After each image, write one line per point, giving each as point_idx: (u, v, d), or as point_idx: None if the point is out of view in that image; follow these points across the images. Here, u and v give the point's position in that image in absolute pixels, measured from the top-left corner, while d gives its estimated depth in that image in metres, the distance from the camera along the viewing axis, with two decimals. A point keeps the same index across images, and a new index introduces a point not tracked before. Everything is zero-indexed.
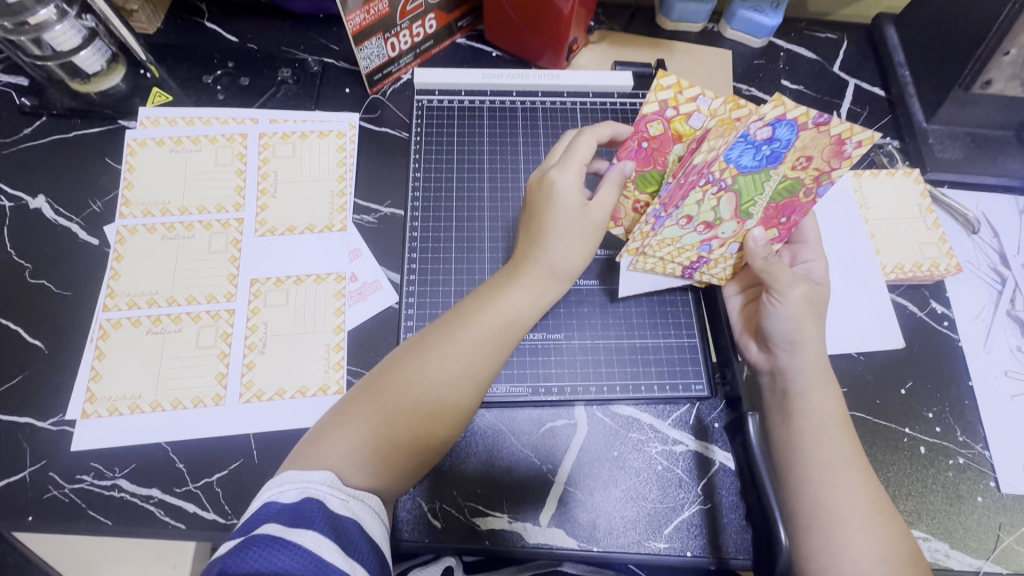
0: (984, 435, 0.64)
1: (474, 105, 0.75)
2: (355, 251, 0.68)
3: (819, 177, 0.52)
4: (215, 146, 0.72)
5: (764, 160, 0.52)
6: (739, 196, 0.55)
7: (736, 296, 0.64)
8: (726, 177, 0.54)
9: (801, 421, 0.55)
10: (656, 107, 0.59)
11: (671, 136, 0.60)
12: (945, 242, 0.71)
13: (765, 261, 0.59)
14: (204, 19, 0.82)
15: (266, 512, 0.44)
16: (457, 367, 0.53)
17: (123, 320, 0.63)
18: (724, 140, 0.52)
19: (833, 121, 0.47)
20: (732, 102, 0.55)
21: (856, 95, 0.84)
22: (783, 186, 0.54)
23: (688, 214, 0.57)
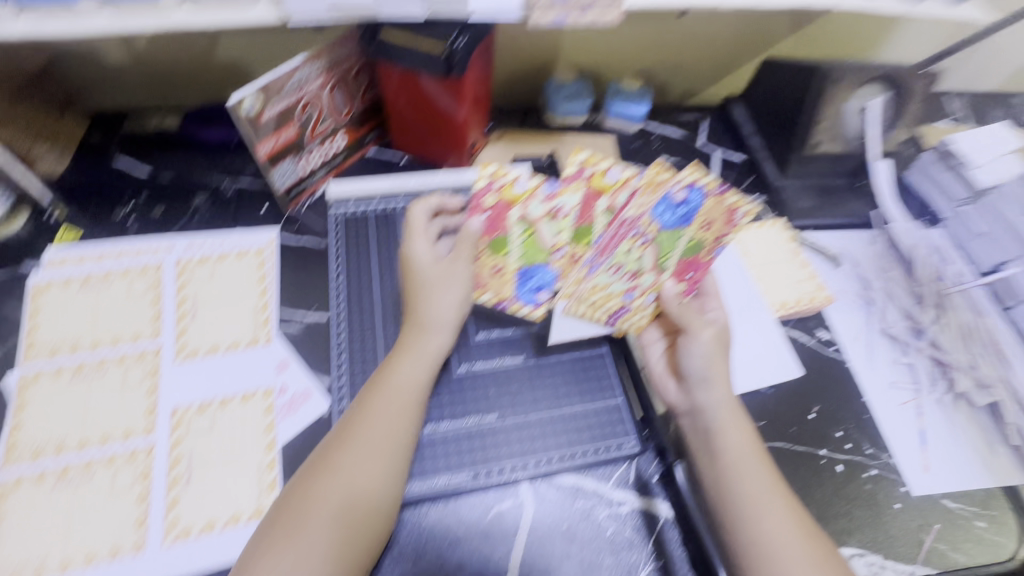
0: (886, 444, 0.71)
1: (388, 208, 0.80)
2: (282, 363, 0.68)
3: (719, 240, 0.66)
4: (128, 278, 0.72)
5: (679, 219, 0.66)
6: (659, 249, 0.67)
7: (661, 341, 0.68)
8: (650, 231, 0.66)
9: (726, 457, 0.58)
10: (485, 182, 0.69)
11: (593, 193, 0.70)
12: (815, 277, 0.82)
13: (682, 309, 0.66)
14: (114, 156, 0.84)
15: None
16: (369, 452, 0.54)
17: (27, 477, 0.59)
18: (649, 199, 0.66)
19: (727, 194, 0.65)
20: (658, 171, 0.67)
21: (721, 163, 0.98)
22: (691, 246, 0.67)
23: (617, 262, 0.67)
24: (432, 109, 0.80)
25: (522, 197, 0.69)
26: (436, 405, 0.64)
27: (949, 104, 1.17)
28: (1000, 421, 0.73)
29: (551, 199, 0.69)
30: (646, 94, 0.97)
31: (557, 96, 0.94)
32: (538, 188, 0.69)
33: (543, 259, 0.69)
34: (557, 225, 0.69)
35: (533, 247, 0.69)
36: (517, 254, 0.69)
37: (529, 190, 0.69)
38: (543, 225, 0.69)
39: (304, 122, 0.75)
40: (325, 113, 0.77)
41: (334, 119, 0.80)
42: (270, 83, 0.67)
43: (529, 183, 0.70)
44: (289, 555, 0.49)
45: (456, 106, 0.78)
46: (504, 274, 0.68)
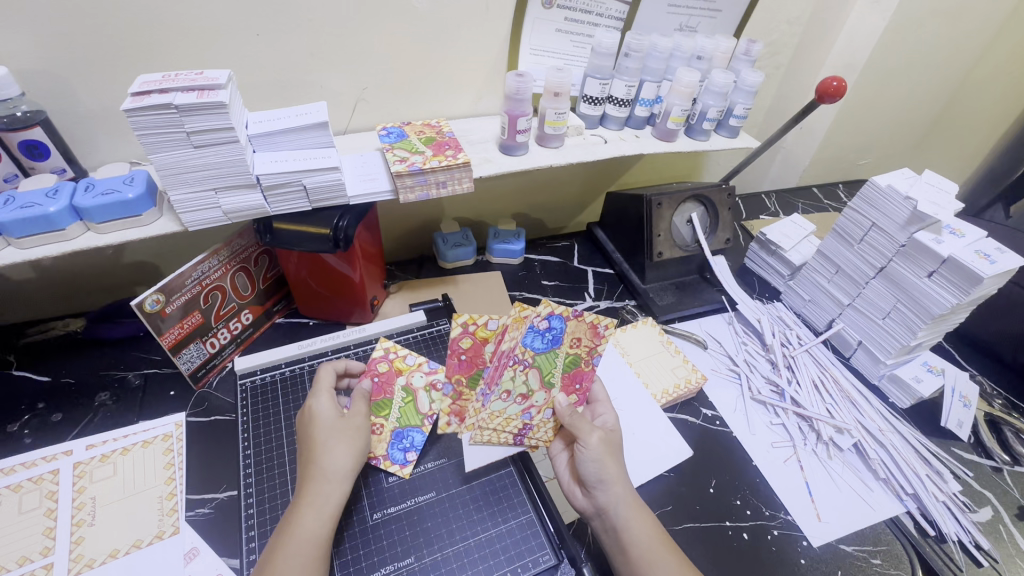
0: (781, 503, 0.78)
1: (295, 371, 0.85)
2: (190, 551, 0.66)
3: (591, 351, 0.74)
4: (18, 493, 0.70)
5: (550, 342, 0.72)
6: (541, 371, 0.72)
7: (564, 451, 0.74)
8: (527, 357, 0.72)
9: (636, 549, 0.61)
10: (382, 352, 0.83)
11: (479, 343, 0.81)
12: (687, 362, 0.94)
13: (574, 415, 0.70)
14: (12, 368, 0.85)
15: None
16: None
17: None
18: (519, 330, 0.73)
19: (585, 313, 0.72)
20: (522, 306, 0.74)
21: (595, 277, 1.14)
22: (569, 360, 0.74)
23: (506, 389, 0.73)
24: (328, 275, 0.90)
25: (409, 368, 0.82)
26: (350, 562, 0.63)
27: (764, 202, 1.46)
28: (865, 458, 0.84)
29: (433, 372, 0.82)
30: (520, 232, 1.15)
31: (445, 246, 1.09)
32: (423, 363, 0.83)
33: (417, 421, 0.77)
34: (434, 395, 0.80)
35: (410, 411, 0.78)
36: (395, 415, 0.77)
37: (416, 363, 0.83)
38: (422, 394, 0.80)
39: (208, 308, 0.82)
40: (229, 296, 0.85)
41: (238, 299, 0.87)
42: (171, 283, 0.74)
43: (417, 359, 0.83)
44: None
45: (349, 270, 0.89)
46: (381, 433, 0.74)
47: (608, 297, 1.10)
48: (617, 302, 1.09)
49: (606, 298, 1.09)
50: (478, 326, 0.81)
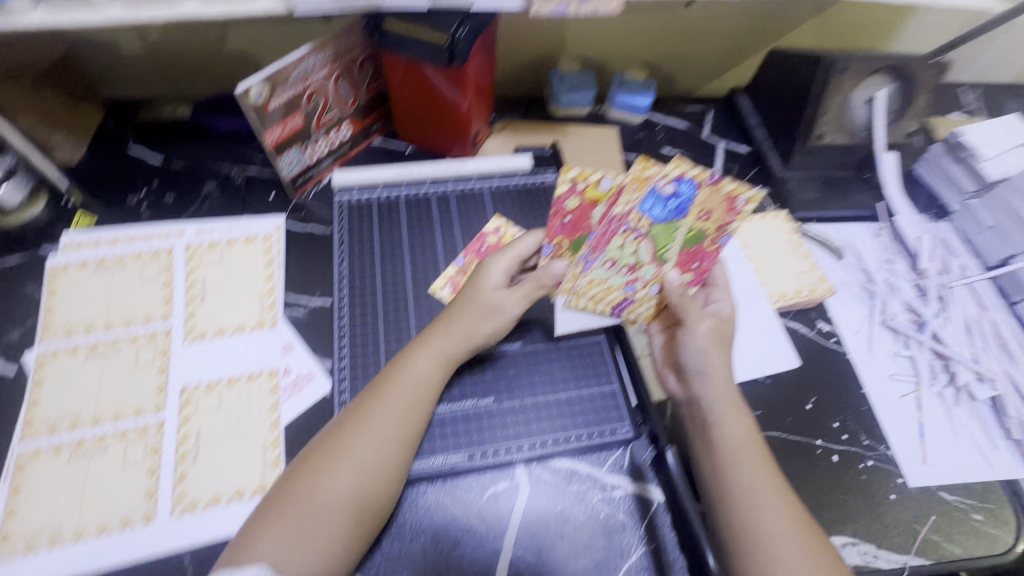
0: (884, 435, 0.71)
1: (391, 196, 0.81)
2: (287, 346, 0.70)
3: (720, 227, 0.60)
4: (140, 262, 0.74)
5: (672, 212, 0.58)
6: (655, 243, 0.61)
7: (660, 333, 0.70)
8: (642, 226, 0.60)
9: (724, 445, 0.57)
10: (493, 226, 0.80)
11: (588, 205, 0.61)
12: (817, 269, 0.81)
13: (682, 297, 0.65)
14: (129, 144, 0.87)
15: None
16: (372, 441, 0.55)
17: (42, 449, 0.61)
18: (638, 193, 0.58)
19: (723, 180, 0.56)
20: (645, 161, 0.57)
21: (725, 154, 0.98)
22: (691, 235, 0.61)
23: (612, 257, 0.64)
24: (435, 98, 0.80)
25: None
26: None
27: (961, 96, 1.15)
28: (1001, 413, 0.73)
29: None
30: (650, 85, 0.97)
31: (561, 86, 0.95)
32: None
33: None
34: None
35: None
36: None
37: None
38: None
39: (310, 112, 0.76)
40: (331, 103, 0.79)
41: (340, 109, 0.81)
42: (277, 73, 0.68)
43: (527, 238, 0.79)
44: (291, 527, 0.51)
45: (458, 96, 0.79)
46: None
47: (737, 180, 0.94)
48: None
49: None
50: (590, 184, 0.60)
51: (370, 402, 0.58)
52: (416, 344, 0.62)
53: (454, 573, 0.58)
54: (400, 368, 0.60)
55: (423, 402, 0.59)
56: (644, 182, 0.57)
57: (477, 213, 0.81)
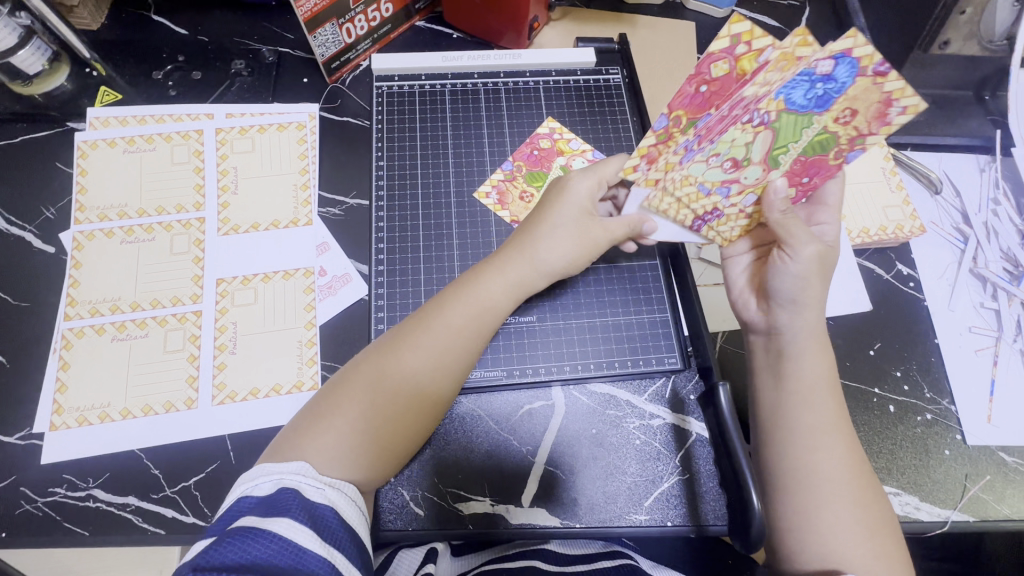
0: (949, 390, 0.66)
1: (435, 89, 0.73)
2: (322, 245, 0.67)
3: (856, 138, 0.50)
4: (170, 145, 0.70)
5: (813, 101, 0.46)
6: (776, 136, 0.50)
7: (747, 254, 0.62)
8: (771, 111, 0.48)
9: (794, 383, 0.54)
10: (546, 129, 0.71)
11: (734, 77, 0.49)
12: (908, 204, 0.72)
13: (785, 214, 0.55)
14: (151, 12, 0.79)
15: (242, 508, 0.44)
16: (428, 351, 0.55)
17: (86, 329, 0.62)
18: (782, 75, 0.45)
19: (891, 73, 0.44)
20: (807, 32, 0.44)
21: None
22: (818, 140, 0.51)
23: (719, 152, 0.51)
24: None
25: (572, 152, 0.70)
26: None
27: None
28: None
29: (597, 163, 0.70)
30: None
31: None
32: (589, 150, 0.71)
33: None
34: None
35: None
36: None
37: (580, 149, 0.71)
38: None
39: None
40: None
41: None
42: None
43: (583, 144, 0.71)
44: (342, 420, 0.51)
45: None
46: (530, 202, 0.68)
47: None
48: None
49: None
50: (751, 50, 0.47)
51: (430, 312, 0.57)
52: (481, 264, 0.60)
53: (486, 480, 0.59)
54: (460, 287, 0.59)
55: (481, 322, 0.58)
56: (795, 62, 0.45)
57: (529, 113, 0.72)
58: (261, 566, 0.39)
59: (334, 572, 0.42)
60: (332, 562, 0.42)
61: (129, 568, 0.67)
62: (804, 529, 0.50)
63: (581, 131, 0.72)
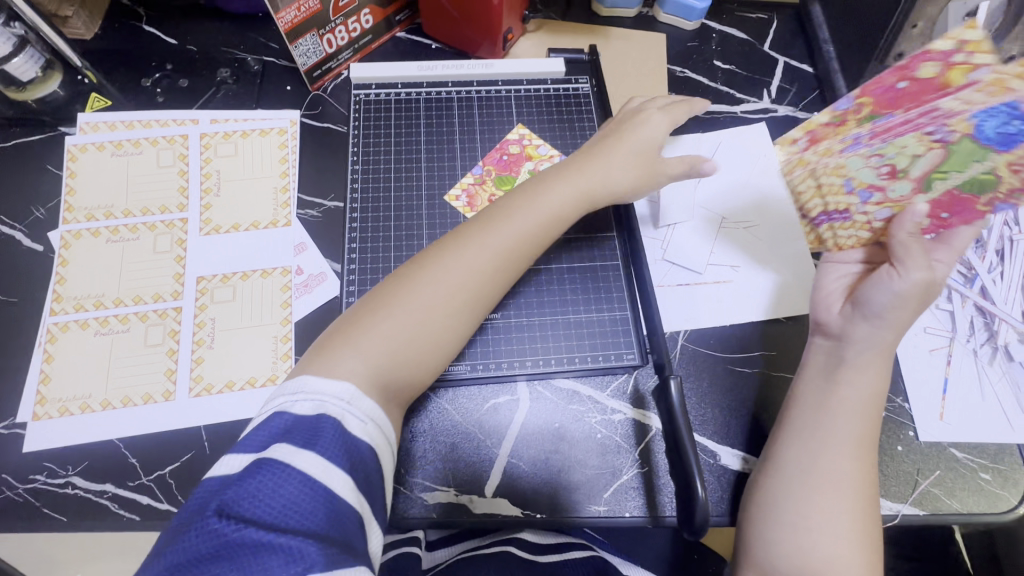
0: (903, 388, 0.68)
1: (410, 97, 0.76)
2: (300, 246, 0.70)
3: (1012, 192, 0.51)
4: (156, 149, 0.73)
5: (1000, 138, 0.47)
6: (945, 158, 0.51)
7: (859, 265, 0.62)
8: (954, 130, 0.48)
9: (846, 391, 0.57)
10: (516, 135, 0.74)
11: (935, 84, 0.48)
12: None
13: (912, 237, 0.56)
14: (142, 23, 0.82)
15: (279, 424, 0.44)
16: (454, 285, 0.56)
17: (70, 324, 0.64)
18: (987, 98, 0.46)
19: None
20: None
21: (785, 72, 0.87)
22: (974, 180, 0.52)
23: (885, 154, 0.53)
24: None
25: (540, 158, 0.73)
26: None
27: None
28: None
29: None
30: None
31: None
32: (556, 156, 0.74)
33: None
34: None
35: None
36: None
37: (548, 155, 0.74)
38: None
39: None
40: None
41: None
42: None
43: (551, 150, 0.74)
44: (370, 338, 0.52)
45: None
46: None
47: (792, 104, 0.84)
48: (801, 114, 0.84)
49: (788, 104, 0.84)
50: (967, 61, 0.47)
51: (449, 255, 0.58)
52: (507, 204, 0.62)
53: (451, 471, 0.62)
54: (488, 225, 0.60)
55: (507, 261, 0.59)
56: (1002, 88, 0.45)
57: (500, 121, 0.75)
58: (292, 511, 0.39)
59: (360, 526, 0.42)
60: (359, 513, 0.42)
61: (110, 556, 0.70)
62: (802, 527, 0.53)
63: (550, 138, 0.75)
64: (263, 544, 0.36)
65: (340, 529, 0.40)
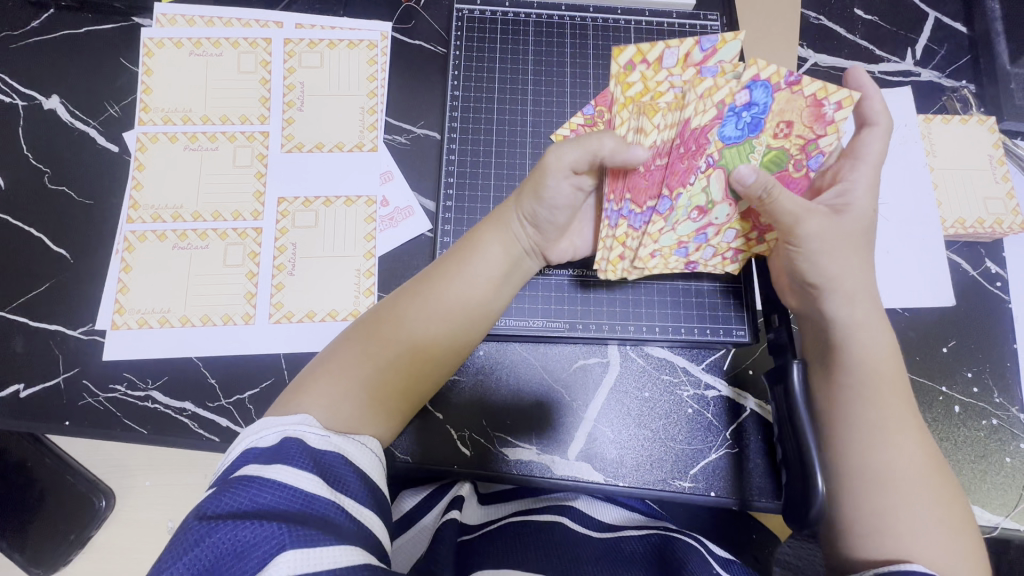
0: (1021, 398, 0.62)
1: (518, 18, 0.68)
2: (386, 174, 0.65)
3: (806, 146, 0.53)
4: (237, 52, 0.67)
5: (745, 129, 0.51)
6: (727, 171, 0.53)
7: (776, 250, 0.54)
8: (713, 151, 0.52)
9: (850, 376, 0.50)
10: None
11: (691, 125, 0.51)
12: (1011, 197, 0.66)
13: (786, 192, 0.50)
14: None
15: (244, 458, 0.41)
16: (411, 329, 0.50)
17: (148, 234, 0.61)
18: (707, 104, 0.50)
19: (804, 81, 0.50)
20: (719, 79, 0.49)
21: (936, 30, 0.75)
22: (771, 158, 0.54)
23: (698, 205, 0.54)
24: None
25: None
26: None
27: None
28: None
29: None
30: None
31: None
32: None
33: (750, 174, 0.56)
34: None
35: None
36: None
37: None
38: None
39: None
40: None
41: None
42: None
43: None
44: (330, 396, 0.46)
45: None
46: None
47: (939, 68, 0.73)
48: (947, 80, 0.73)
49: (934, 68, 0.73)
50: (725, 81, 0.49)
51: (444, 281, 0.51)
52: (460, 244, 0.54)
53: (535, 429, 0.59)
54: (448, 264, 0.52)
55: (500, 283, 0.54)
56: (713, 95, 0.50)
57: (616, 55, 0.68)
58: (270, 512, 0.37)
59: (345, 515, 0.39)
60: (342, 507, 0.40)
61: (179, 470, 0.71)
62: (881, 531, 0.46)
63: None
64: (236, 544, 0.35)
65: (321, 520, 0.38)
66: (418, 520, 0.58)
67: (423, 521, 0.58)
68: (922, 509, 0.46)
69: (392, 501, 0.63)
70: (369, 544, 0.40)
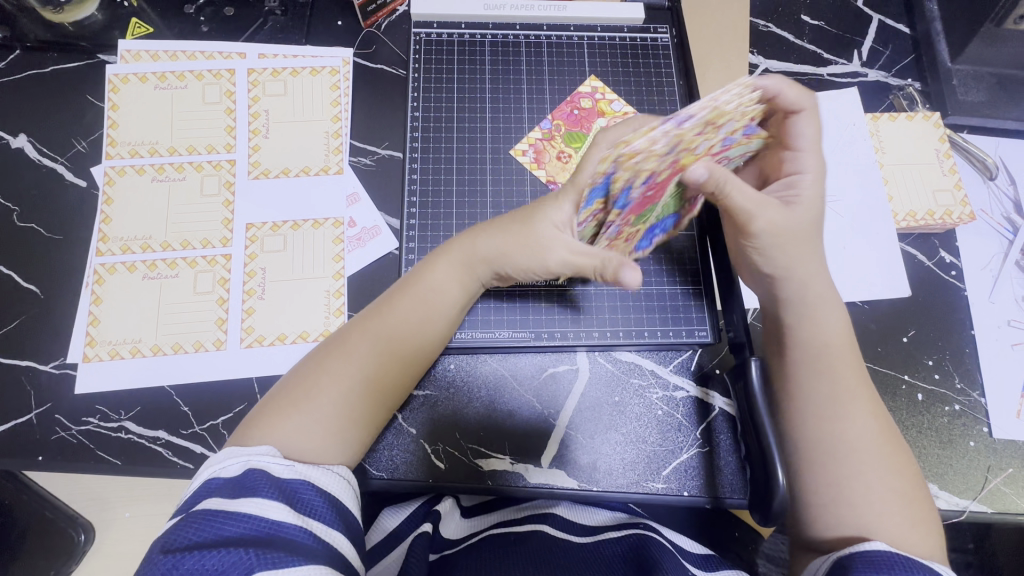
0: (981, 382, 0.64)
1: (475, 39, 0.71)
2: (352, 196, 0.66)
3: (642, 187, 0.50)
4: (201, 83, 0.68)
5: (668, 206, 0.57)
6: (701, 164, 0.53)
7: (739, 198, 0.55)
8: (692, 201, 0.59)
9: (803, 355, 0.53)
10: (588, 89, 0.70)
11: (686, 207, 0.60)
12: (960, 189, 0.68)
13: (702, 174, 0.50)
14: None
15: (207, 488, 0.42)
16: (363, 361, 0.51)
17: (118, 265, 0.62)
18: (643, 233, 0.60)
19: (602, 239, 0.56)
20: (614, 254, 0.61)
21: (880, 31, 0.77)
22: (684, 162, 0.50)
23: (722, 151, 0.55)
24: None
25: (614, 115, 0.69)
26: None
27: None
28: None
29: None
30: None
31: None
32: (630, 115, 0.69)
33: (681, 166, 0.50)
34: None
35: None
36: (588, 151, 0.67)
37: (621, 113, 0.69)
38: None
39: None
40: None
41: None
42: None
43: (625, 107, 0.70)
44: (311, 420, 0.48)
45: None
46: (568, 162, 0.67)
47: (884, 68, 0.76)
48: (893, 79, 0.76)
49: (880, 68, 0.76)
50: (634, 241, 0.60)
51: (379, 332, 0.52)
52: (410, 280, 0.56)
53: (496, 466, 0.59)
54: (388, 313, 0.53)
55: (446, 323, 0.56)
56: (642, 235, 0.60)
57: (571, 70, 0.71)
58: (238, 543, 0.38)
59: (314, 538, 0.40)
60: (310, 532, 0.41)
61: (159, 499, 0.72)
62: (835, 503, 0.49)
63: (622, 92, 0.70)
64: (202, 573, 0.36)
65: (290, 545, 0.39)
66: (396, 533, 0.59)
67: (403, 536, 0.58)
68: (879, 479, 0.49)
69: (375, 518, 0.63)
70: (337, 565, 0.41)
